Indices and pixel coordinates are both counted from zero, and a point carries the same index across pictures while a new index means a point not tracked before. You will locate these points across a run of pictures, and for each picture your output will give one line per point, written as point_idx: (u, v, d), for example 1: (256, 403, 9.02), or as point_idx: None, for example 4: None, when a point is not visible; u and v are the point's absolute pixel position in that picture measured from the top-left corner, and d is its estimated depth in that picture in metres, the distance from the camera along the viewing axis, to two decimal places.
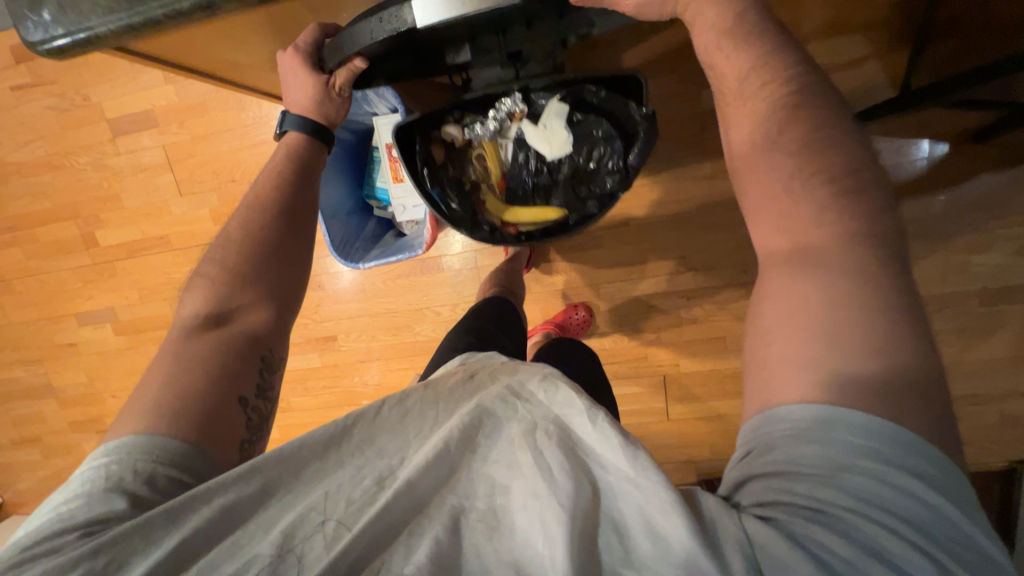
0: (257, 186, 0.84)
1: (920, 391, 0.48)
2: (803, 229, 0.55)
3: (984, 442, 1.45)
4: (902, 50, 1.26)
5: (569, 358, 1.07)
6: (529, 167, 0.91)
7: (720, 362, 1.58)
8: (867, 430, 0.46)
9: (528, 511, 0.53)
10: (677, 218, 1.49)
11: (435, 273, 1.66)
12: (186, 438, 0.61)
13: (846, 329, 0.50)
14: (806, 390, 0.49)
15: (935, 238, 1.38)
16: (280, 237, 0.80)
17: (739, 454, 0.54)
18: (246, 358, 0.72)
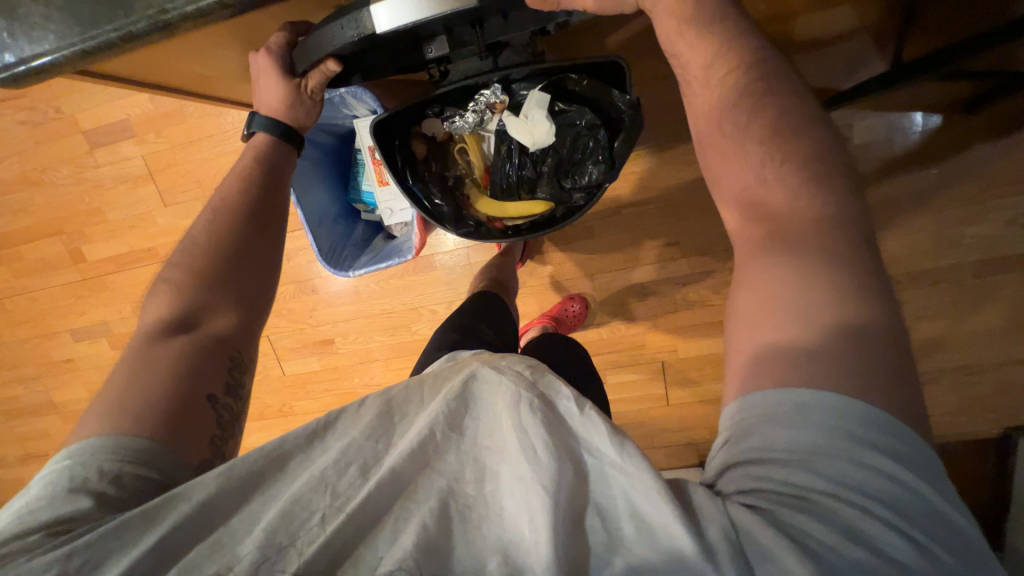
0: (224, 186, 0.81)
1: (893, 372, 0.46)
2: (774, 217, 0.54)
3: (979, 411, 1.47)
4: (892, 20, 1.23)
5: (563, 354, 1.07)
6: (512, 159, 0.83)
7: (716, 346, 1.58)
8: (843, 414, 0.45)
9: (516, 496, 0.51)
10: (669, 204, 1.47)
11: (428, 271, 1.65)
12: (151, 437, 0.60)
13: (821, 310, 0.48)
14: (779, 376, 0.48)
15: (928, 211, 1.36)
16: (248, 238, 0.78)
17: (718, 442, 0.52)
18: (214, 358, 0.70)
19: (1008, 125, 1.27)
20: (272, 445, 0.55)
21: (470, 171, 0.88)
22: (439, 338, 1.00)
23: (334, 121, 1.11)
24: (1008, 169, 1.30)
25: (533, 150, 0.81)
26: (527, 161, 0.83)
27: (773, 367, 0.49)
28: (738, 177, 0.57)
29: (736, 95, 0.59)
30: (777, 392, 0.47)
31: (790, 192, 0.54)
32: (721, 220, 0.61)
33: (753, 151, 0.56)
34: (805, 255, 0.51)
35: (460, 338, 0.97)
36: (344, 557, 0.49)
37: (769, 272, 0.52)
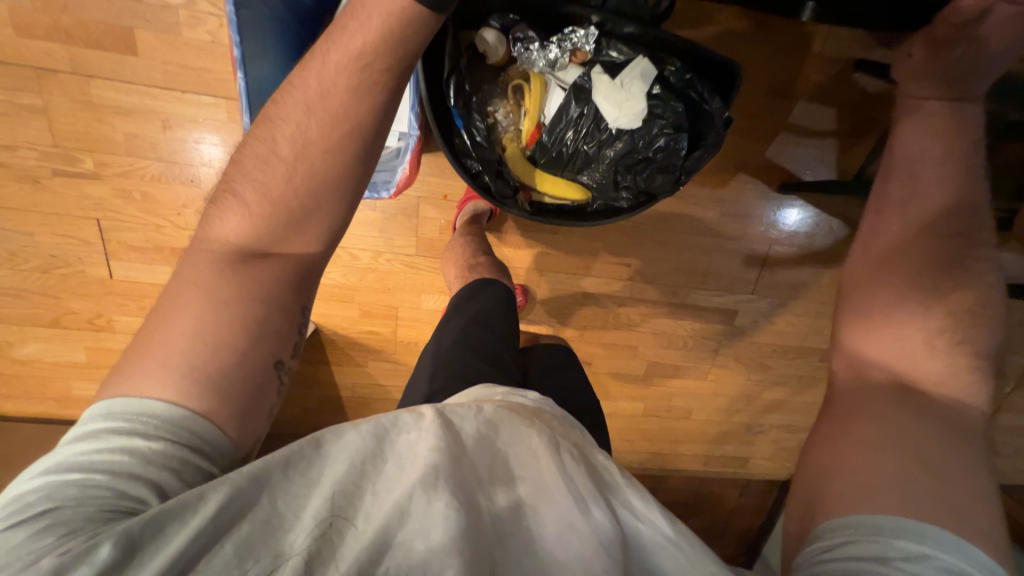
0: (326, 78, 0.59)
1: (977, 487, 0.53)
2: (915, 350, 0.63)
3: (777, 455, 1.90)
4: (859, 138, 1.38)
5: (558, 373, 0.88)
6: (578, 126, 0.72)
7: (625, 368, 1.68)
8: (947, 544, 0.48)
9: (551, 523, 0.49)
10: (636, 227, 1.48)
11: (364, 210, 1.36)
12: (221, 421, 0.53)
13: (930, 448, 0.55)
14: (892, 484, 0.53)
15: (817, 303, 1.62)
16: (333, 167, 0.60)
17: (821, 534, 0.53)
18: (287, 313, 0.62)
19: None
20: (309, 439, 0.50)
21: (517, 119, 0.75)
22: (441, 352, 0.80)
23: None
24: None
25: (607, 127, 0.71)
26: (594, 139, 0.73)
27: (863, 430, 0.59)
28: (881, 270, 0.70)
29: (917, 206, 0.72)
30: (869, 515, 0.51)
31: (920, 299, 0.65)
32: (847, 337, 0.70)
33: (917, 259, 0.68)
34: (909, 359, 0.63)
35: (473, 359, 0.76)
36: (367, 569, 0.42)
37: (870, 348, 0.67)
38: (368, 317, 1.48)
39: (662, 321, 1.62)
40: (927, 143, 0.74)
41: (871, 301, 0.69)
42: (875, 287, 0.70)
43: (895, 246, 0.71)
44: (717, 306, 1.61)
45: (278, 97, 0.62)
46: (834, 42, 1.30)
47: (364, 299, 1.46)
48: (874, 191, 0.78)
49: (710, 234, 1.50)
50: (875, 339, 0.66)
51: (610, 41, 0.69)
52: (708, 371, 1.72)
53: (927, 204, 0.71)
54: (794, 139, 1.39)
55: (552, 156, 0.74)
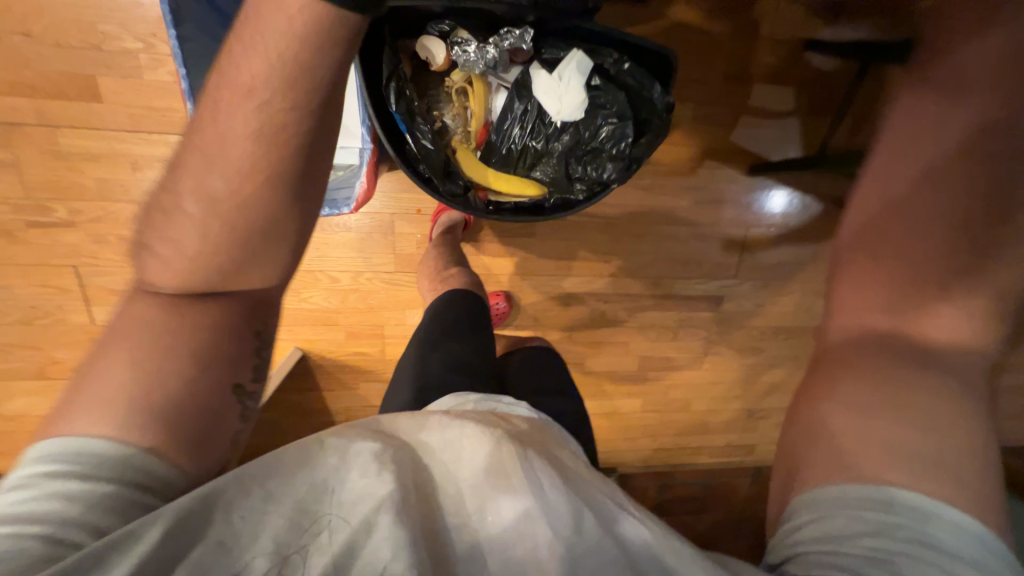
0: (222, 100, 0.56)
1: (941, 443, 0.58)
2: (899, 318, 0.71)
3: None
4: (817, 115, 1.41)
5: (535, 376, 0.88)
6: (523, 122, 0.75)
7: (618, 365, 1.68)
8: (913, 511, 0.53)
9: (516, 521, 0.48)
10: (611, 223, 1.49)
11: (338, 232, 1.37)
12: (171, 458, 0.53)
13: (938, 417, 0.59)
14: (882, 446, 0.58)
15: (800, 282, 1.63)
16: (248, 183, 0.58)
17: (794, 507, 0.58)
18: (241, 335, 0.64)
19: None
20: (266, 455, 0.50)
21: (465, 121, 0.77)
22: (407, 371, 0.79)
23: None
24: None
25: (552, 120, 0.74)
26: (539, 134, 0.75)
27: (843, 391, 0.64)
28: (877, 239, 0.78)
29: (898, 185, 0.80)
30: (835, 487, 0.56)
31: (917, 272, 0.73)
32: (833, 313, 0.78)
33: (912, 228, 0.75)
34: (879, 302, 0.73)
35: (442, 374, 0.76)
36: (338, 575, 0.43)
37: (870, 315, 0.73)
38: (354, 338, 1.48)
39: (649, 315, 1.62)
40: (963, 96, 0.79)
41: (874, 282, 0.75)
42: (868, 274, 0.76)
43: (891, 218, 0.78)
44: (701, 294, 1.61)
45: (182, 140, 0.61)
46: (781, 25, 1.33)
47: (348, 321, 1.46)
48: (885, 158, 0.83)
49: (685, 222, 1.51)
50: (864, 314, 0.73)
51: (546, 38, 0.72)
52: (701, 361, 1.71)
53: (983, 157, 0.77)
54: (756, 122, 1.41)
55: (502, 154, 0.77)
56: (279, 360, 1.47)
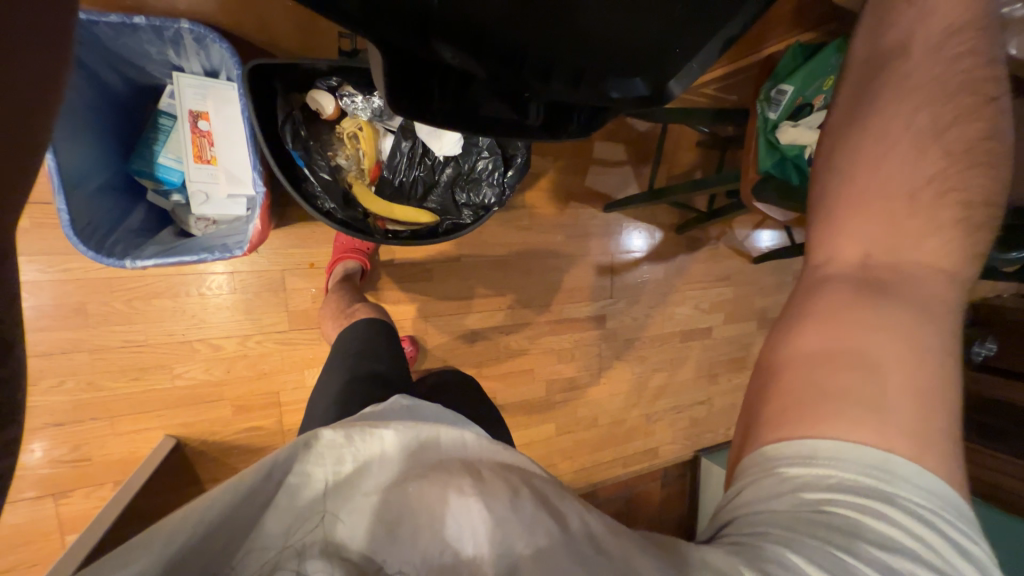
0: None
1: (914, 385, 0.58)
2: (883, 258, 0.66)
3: (679, 437, 2.12)
4: (643, 163, 1.82)
5: (450, 397, 0.92)
6: (411, 158, 0.87)
7: (528, 393, 1.77)
8: (841, 458, 0.55)
9: (474, 529, 0.52)
10: (501, 260, 1.65)
11: (218, 294, 1.28)
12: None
13: (915, 373, 0.59)
14: (859, 407, 0.57)
15: (660, 295, 1.96)
16: None
17: (742, 471, 0.61)
18: None
19: (697, 244, 1.99)
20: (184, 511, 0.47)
21: (357, 160, 0.86)
22: (324, 400, 0.79)
23: (136, 66, 0.85)
24: (697, 275, 2.02)
25: (437, 156, 0.86)
26: (425, 168, 0.88)
27: (811, 340, 0.64)
28: (853, 197, 0.69)
29: (904, 123, 0.68)
30: (764, 446, 0.60)
31: (894, 216, 0.66)
32: (816, 248, 0.72)
33: (891, 178, 0.67)
34: (865, 253, 0.67)
35: (361, 387, 0.78)
36: None
37: (845, 249, 0.68)
38: (245, 411, 1.34)
39: (548, 340, 1.77)
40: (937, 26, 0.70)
41: (835, 219, 0.70)
42: (854, 209, 0.68)
43: (867, 171, 0.69)
44: (588, 315, 1.83)
45: None
46: None
47: (236, 392, 1.32)
48: (843, 113, 0.74)
49: (562, 254, 1.75)
50: (837, 249, 0.69)
51: None
52: (599, 376, 1.90)
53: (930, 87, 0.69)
54: (601, 169, 1.75)
55: (395, 187, 0.88)
56: (145, 455, 1.24)
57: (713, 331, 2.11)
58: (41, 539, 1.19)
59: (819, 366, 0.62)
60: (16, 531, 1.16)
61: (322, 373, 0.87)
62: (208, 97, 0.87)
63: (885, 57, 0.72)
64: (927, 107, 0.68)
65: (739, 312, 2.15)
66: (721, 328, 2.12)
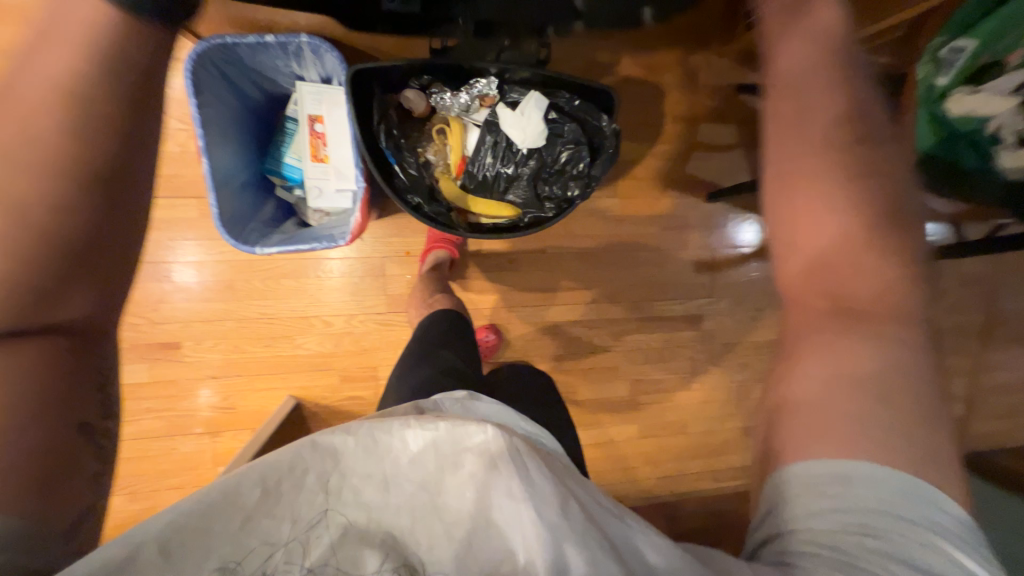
0: (35, 105, 0.53)
1: (884, 412, 0.61)
2: (848, 293, 0.69)
3: None
4: (758, 147, 1.61)
5: (521, 391, 0.98)
6: (495, 152, 0.87)
7: (610, 391, 1.71)
8: (880, 481, 0.56)
9: (523, 538, 0.52)
10: (588, 252, 1.60)
11: (330, 277, 1.44)
12: (24, 509, 0.48)
13: (879, 394, 0.62)
14: (840, 426, 0.61)
15: (769, 296, 1.73)
16: (82, 223, 0.55)
17: (775, 488, 0.62)
18: (71, 373, 0.56)
19: None
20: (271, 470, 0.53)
21: (444, 155, 0.89)
22: (406, 380, 0.89)
23: (269, 78, 0.98)
24: None
25: (519, 148, 0.87)
26: (509, 161, 0.87)
27: (807, 368, 0.66)
28: (820, 245, 0.71)
29: (830, 152, 0.72)
30: (791, 466, 0.61)
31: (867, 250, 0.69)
32: (779, 279, 0.76)
33: (846, 222, 0.70)
34: (842, 288, 0.70)
35: (439, 374, 0.88)
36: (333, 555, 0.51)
37: (846, 282, 0.70)
38: (349, 382, 1.51)
39: (634, 338, 1.69)
40: (807, 49, 0.76)
41: (800, 247, 0.73)
42: (810, 231, 0.72)
43: (826, 215, 0.71)
44: (680, 314, 1.69)
45: None
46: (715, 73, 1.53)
47: (342, 364, 1.50)
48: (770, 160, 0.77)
49: (655, 248, 1.63)
50: (799, 277, 0.73)
51: (508, 84, 0.86)
52: (690, 381, 1.75)
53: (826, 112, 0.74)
54: (705, 155, 1.59)
55: (479, 181, 0.88)
56: (273, 411, 1.47)
57: None
58: (200, 468, 1.48)
59: (840, 408, 0.62)
60: (185, 459, 1.47)
61: (401, 358, 0.96)
62: (323, 102, 0.97)
63: (834, 80, 0.74)
64: (836, 142, 0.72)
65: None
66: None
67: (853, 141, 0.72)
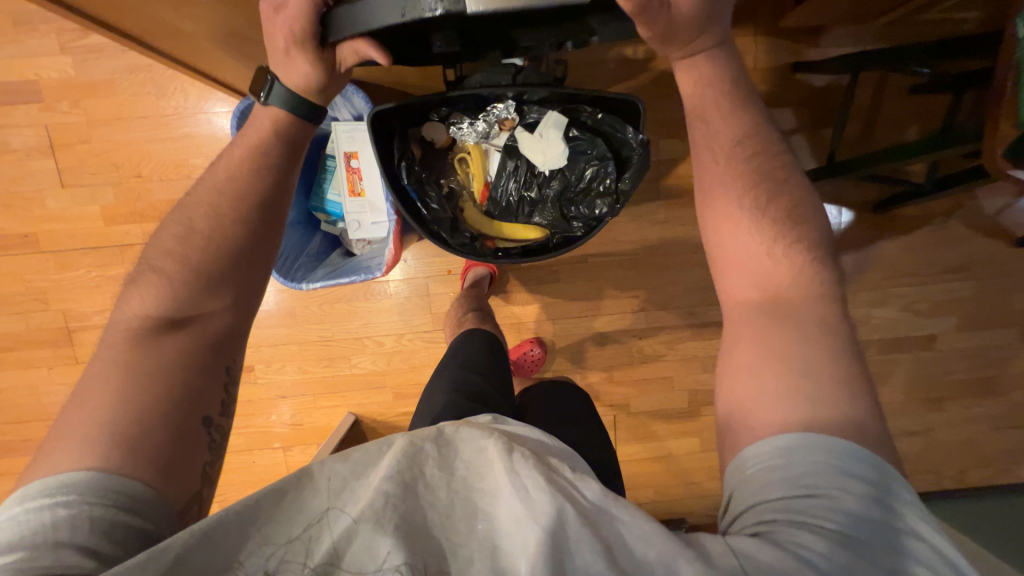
0: (233, 165, 0.74)
1: (817, 373, 0.58)
2: (771, 279, 0.65)
3: None
4: (822, 129, 1.45)
5: (556, 410, 0.99)
6: (516, 176, 0.88)
7: (666, 402, 1.62)
8: (823, 449, 0.53)
9: (525, 545, 0.48)
10: (633, 259, 1.53)
11: (379, 299, 1.51)
12: (142, 477, 0.56)
13: (822, 368, 0.58)
14: (792, 413, 0.56)
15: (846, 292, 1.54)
16: (241, 241, 0.71)
17: (728, 477, 0.58)
18: (209, 372, 0.66)
19: (909, 225, 1.49)
20: (291, 478, 0.53)
21: (468, 183, 0.91)
22: (434, 402, 0.94)
23: None
24: (907, 266, 1.52)
25: (541, 171, 0.87)
26: (531, 185, 0.88)
27: (742, 359, 0.62)
28: (741, 252, 0.68)
29: (720, 146, 0.73)
30: (750, 450, 0.56)
31: (772, 224, 0.67)
32: (716, 283, 0.71)
33: (762, 230, 0.67)
34: (766, 290, 0.65)
35: (465, 398, 0.91)
36: (334, 564, 0.47)
37: (768, 268, 0.66)
38: (402, 398, 1.57)
39: (689, 346, 1.58)
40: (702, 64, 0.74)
41: (722, 233, 0.70)
42: (731, 214, 0.69)
43: (745, 223, 0.68)
44: None
45: (185, 196, 0.75)
46: (765, 55, 1.39)
47: (395, 381, 1.56)
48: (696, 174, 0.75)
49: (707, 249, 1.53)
50: (732, 265, 0.69)
51: (526, 105, 0.84)
52: None
53: (715, 124, 0.73)
54: None
55: (503, 207, 0.89)
56: (335, 426, 1.57)
57: (937, 341, 1.56)
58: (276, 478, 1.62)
59: (763, 425, 0.57)
60: (263, 470, 1.61)
61: (430, 382, 1.01)
62: (356, 139, 1.01)
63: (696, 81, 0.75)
64: (745, 164, 0.71)
65: (984, 315, 1.54)
66: (951, 337, 1.56)
67: (758, 157, 0.71)
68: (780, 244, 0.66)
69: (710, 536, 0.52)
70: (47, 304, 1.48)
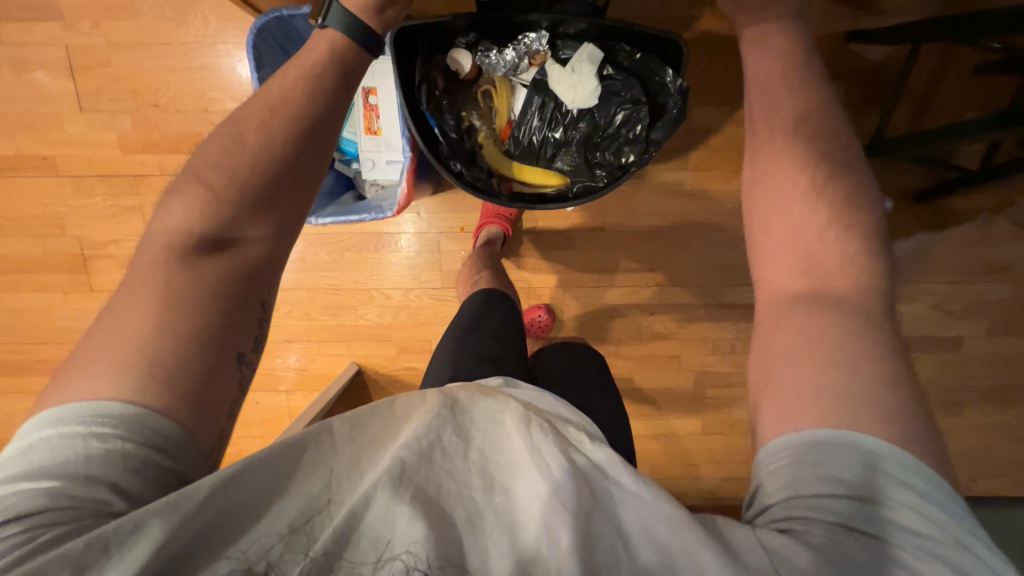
0: (284, 91, 0.69)
1: (840, 354, 0.55)
2: (816, 276, 0.61)
3: None
4: (869, 109, 1.35)
5: (562, 372, 0.97)
6: (542, 114, 0.86)
7: (672, 380, 1.59)
8: (882, 458, 0.49)
9: (545, 526, 0.46)
10: (653, 232, 1.48)
11: (390, 251, 1.49)
12: (174, 415, 0.53)
13: (852, 355, 0.54)
14: (814, 386, 0.54)
15: None
16: (281, 180, 0.67)
17: (756, 468, 0.55)
18: (247, 302, 0.62)
19: (947, 220, 1.40)
20: (299, 437, 0.50)
21: (490, 119, 0.89)
22: (445, 354, 0.93)
23: None
24: (943, 263, 1.44)
25: (569, 109, 0.85)
26: (556, 124, 0.86)
27: (777, 344, 0.59)
28: (790, 239, 0.64)
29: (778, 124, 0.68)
30: (783, 439, 0.53)
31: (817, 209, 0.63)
32: (753, 270, 0.68)
33: (817, 213, 0.63)
34: (811, 280, 0.61)
35: (472, 359, 0.89)
36: (348, 533, 0.45)
37: (822, 254, 0.62)
38: (406, 352, 1.57)
39: (701, 326, 1.54)
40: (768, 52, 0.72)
41: (769, 214, 0.66)
42: (778, 197, 0.65)
43: (799, 205, 0.64)
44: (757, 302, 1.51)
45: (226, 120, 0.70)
46: (820, 21, 1.29)
47: (401, 335, 1.55)
48: (748, 158, 0.71)
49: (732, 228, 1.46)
50: (776, 244, 0.65)
51: (561, 40, 0.83)
52: None
53: (779, 102, 0.69)
54: None
55: (524, 147, 0.88)
56: (338, 374, 1.58)
57: (963, 344, 1.50)
58: (278, 419, 1.65)
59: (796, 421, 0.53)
60: (266, 411, 1.64)
61: (438, 345, 0.99)
62: (377, 73, 0.98)
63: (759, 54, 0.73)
64: (802, 144, 0.66)
65: (1018, 321, 1.47)
66: (979, 341, 1.49)
67: (819, 143, 0.66)
68: (833, 231, 0.62)
69: (734, 526, 0.49)
70: (63, 229, 1.49)
